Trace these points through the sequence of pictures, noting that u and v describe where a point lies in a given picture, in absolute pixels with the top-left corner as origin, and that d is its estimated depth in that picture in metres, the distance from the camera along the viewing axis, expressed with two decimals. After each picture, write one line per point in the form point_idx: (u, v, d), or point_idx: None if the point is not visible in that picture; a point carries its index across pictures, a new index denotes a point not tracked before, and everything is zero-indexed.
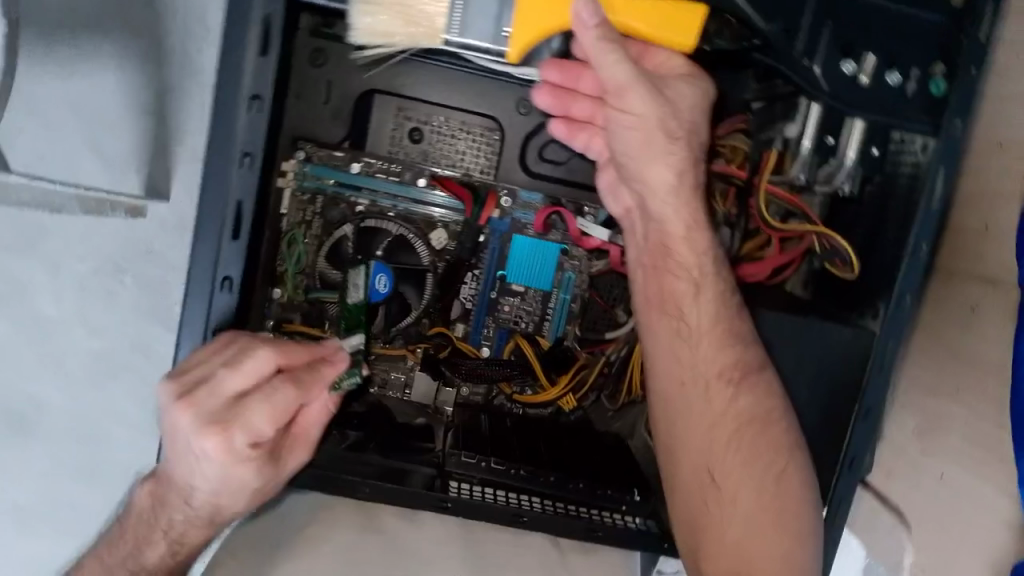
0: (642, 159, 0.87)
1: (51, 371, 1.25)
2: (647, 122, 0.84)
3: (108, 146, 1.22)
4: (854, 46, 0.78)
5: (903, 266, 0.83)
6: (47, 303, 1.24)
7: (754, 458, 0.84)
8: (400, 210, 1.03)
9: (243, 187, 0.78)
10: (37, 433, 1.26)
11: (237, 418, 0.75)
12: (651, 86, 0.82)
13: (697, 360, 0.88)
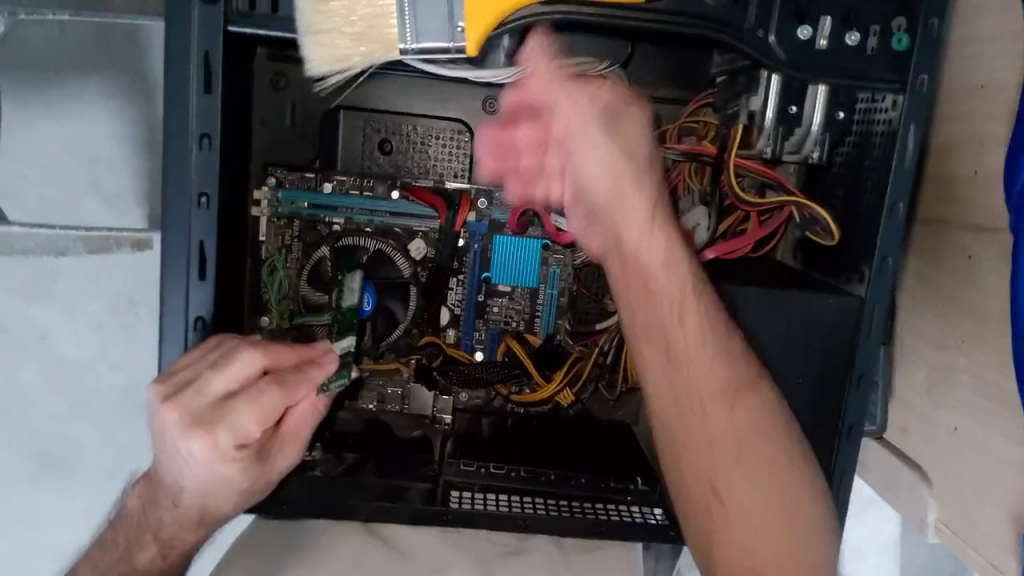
0: (608, 197, 0.82)
1: (73, 410, 1.22)
2: (604, 154, 0.81)
3: (107, 183, 1.15)
4: (807, 11, 0.77)
5: (882, 226, 0.81)
6: (69, 345, 1.20)
7: (750, 441, 0.77)
8: (377, 224, 1.01)
9: (205, 226, 0.78)
10: (74, 472, 1.24)
11: (226, 421, 0.74)
12: (607, 104, 0.81)
13: (676, 342, 0.81)
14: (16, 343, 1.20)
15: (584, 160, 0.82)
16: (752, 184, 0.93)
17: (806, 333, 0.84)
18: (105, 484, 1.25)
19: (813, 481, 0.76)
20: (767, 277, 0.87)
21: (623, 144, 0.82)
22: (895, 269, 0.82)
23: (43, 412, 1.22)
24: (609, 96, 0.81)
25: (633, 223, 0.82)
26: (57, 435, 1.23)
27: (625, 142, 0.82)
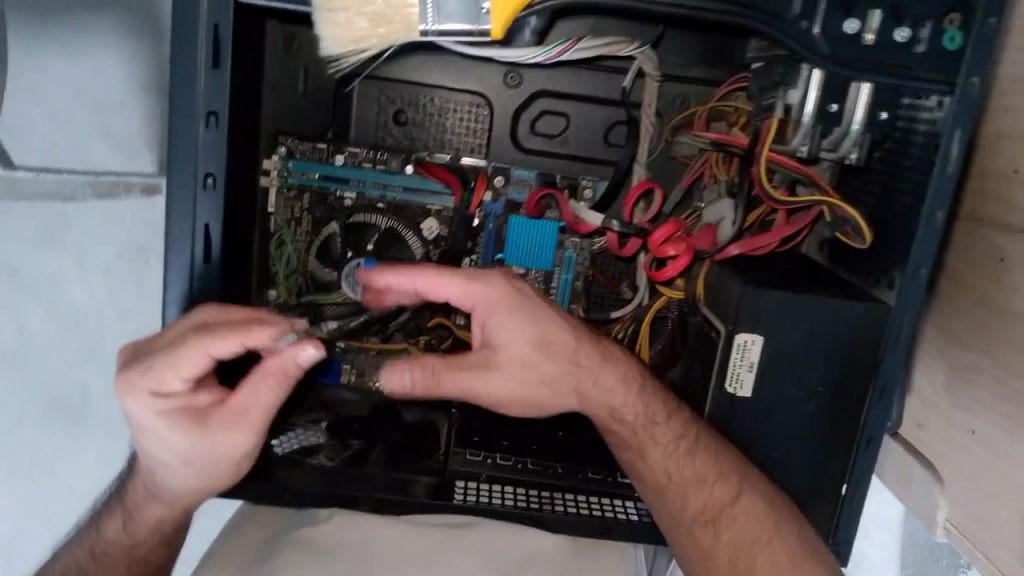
0: (520, 349, 0.76)
1: (79, 358, 1.21)
2: (515, 356, 0.76)
3: (118, 127, 1.12)
4: (856, 3, 0.72)
5: (917, 233, 0.77)
6: (77, 291, 1.18)
7: (747, 543, 0.83)
8: (389, 200, 0.98)
9: (210, 210, 0.74)
10: (79, 417, 1.23)
11: (152, 384, 0.71)
12: (509, 314, 0.76)
13: (648, 470, 0.85)
14: (25, 287, 1.18)
15: (494, 377, 0.75)
16: (781, 179, 0.88)
17: (829, 341, 0.80)
18: (115, 434, 1.24)
19: (826, 559, 0.81)
20: (794, 278, 0.83)
21: (519, 306, 0.76)
22: (928, 280, 0.78)
23: (55, 358, 1.21)
24: (519, 307, 0.76)
25: (548, 376, 0.78)
26: (66, 380, 1.21)
27: (528, 309, 0.77)
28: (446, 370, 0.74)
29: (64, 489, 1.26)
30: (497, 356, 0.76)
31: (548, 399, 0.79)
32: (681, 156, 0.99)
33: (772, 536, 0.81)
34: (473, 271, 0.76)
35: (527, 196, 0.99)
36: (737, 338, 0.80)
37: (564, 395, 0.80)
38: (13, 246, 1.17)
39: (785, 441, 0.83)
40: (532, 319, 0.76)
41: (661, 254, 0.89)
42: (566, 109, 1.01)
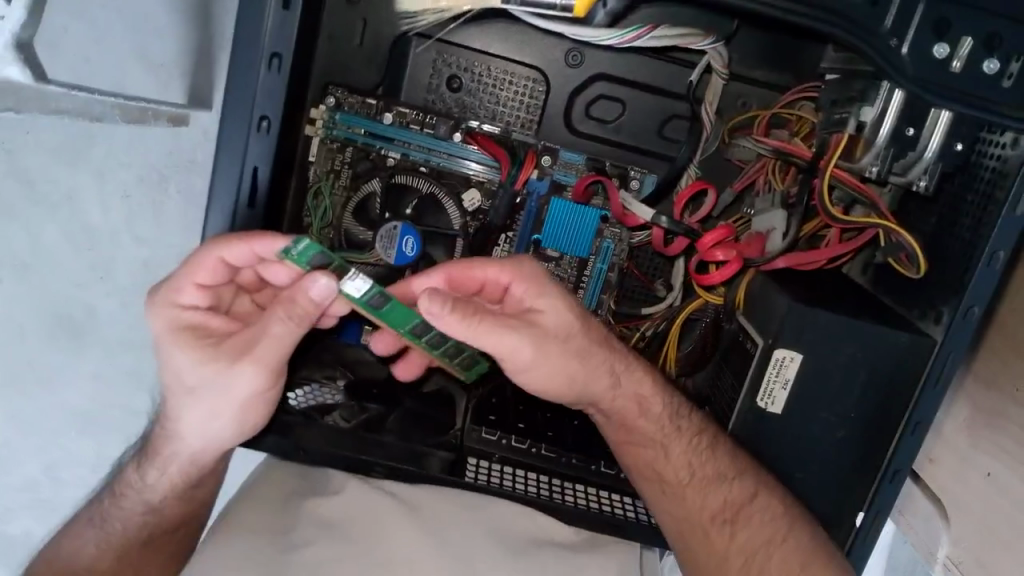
0: (555, 335, 0.76)
1: (90, 278, 1.17)
2: (554, 328, 0.76)
3: (157, 51, 1.10)
4: (951, 27, 0.69)
5: (976, 272, 0.74)
6: (93, 211, 1.15)
7: (757, 548, 0.81)
8: (432, 165, 0.95)
9: (261, 153, 0.73)
10: (87, 335, 1.19)
11: (168, 292, 0.74)
12: (550, 288, 0.76)
13: (669, 470, 0.85)
14: (41, 199, 1.13)
15: (543, 345, 0.74)
16: (839, 196, 0.86)
17: (866, 369, 0.79)
18: (114, 359, 1.21)
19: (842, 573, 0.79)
20: (840, 299, 0.82)
21: (555, 285, 0.77)
22: (979, 320, 0.76)
23: (61, 275, 1.16)
24: (554, 283, 0.76)
25: (586, 349, 0.78)
26: (71, 299, 1.18)
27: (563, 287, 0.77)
28: (501, 333, 0.71)
29: (55, 412, 1.22)
30: (544, 324, 0.75)
31: (581, 376, 0.79)
32: (737, 160, 0.96)
33: (786, 537, 0.80)
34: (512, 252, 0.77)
35: (574, 180, 0.96)
36: (776, 353, 0.79)
37: (590, 377, 0.80)
38: (34, 157, 1.11)
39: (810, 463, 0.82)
40: (567, 295, 0.77)
41: (710, 258, 0.87)
42: (625, 97, 0.98)
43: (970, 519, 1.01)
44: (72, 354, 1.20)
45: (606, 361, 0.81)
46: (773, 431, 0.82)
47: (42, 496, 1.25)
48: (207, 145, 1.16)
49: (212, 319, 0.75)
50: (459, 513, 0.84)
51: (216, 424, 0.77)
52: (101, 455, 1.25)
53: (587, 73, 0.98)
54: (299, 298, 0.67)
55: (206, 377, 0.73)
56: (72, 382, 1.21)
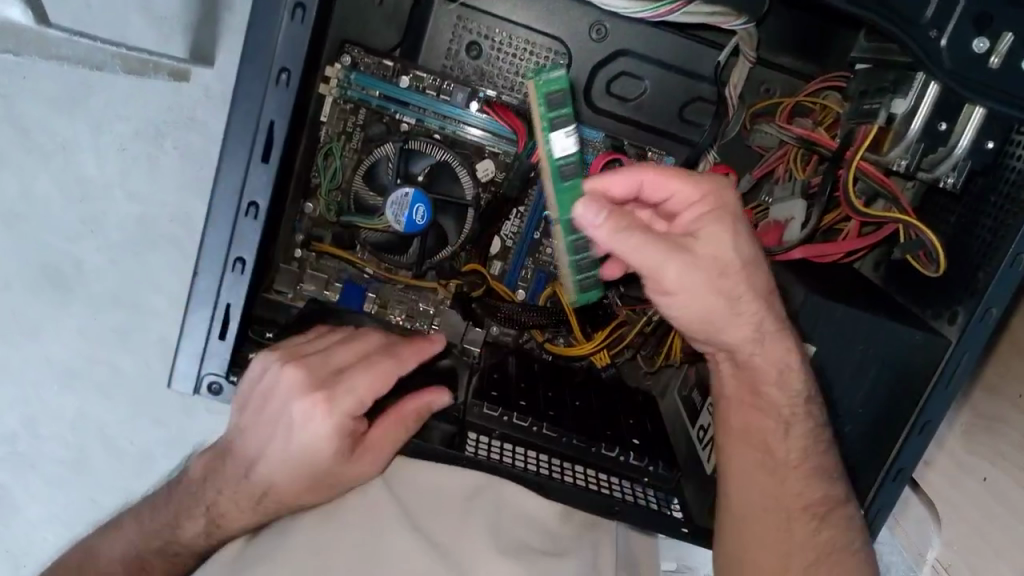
0: (701, 273, 0.69)
1: (83, 230, 1.15)
2: (715, 261, 0.70)
3: (162, 3, 1.09)
4: (992, 21, 0.67)
5: (998, 273, 0.73)
6: (89, 164, 1.13)
7: (803, 541, 0.78)
8: (447, 132, 0.93)
9: (279, 106, 0.70)
10: (76, 291, 1.16)
11: (333, 387, 0.78)
12: (727, 221, 0.73)
13: (782, 448, 0.80)
14: (35, 148, 1.12)
15: (687, 268, 0.68)
16: (863, 189, 0.85)
17: (877, 365, 0.78)
18: (100, 318, 1.17)
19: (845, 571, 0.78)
20: (854, 292, 0.81)
21: (729, 220, 0.73)
22: (997, 323, 0.74)
23: (55, 225, 1.14)
24: (741, 221, 0.74)
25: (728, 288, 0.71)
26: (61, 253, 1.15)
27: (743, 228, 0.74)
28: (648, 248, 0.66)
29: (38, 368, 1.18)
30: (705, 253, 0.70)
31: (721, 322, 0.73)
32: (757, 145, 0.95)
33: (826, 529, 0.78)
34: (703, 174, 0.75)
35: (589, 158, 0.94)
36: (787, 345, 0.79)
37: (729, 323, 0.74)
38: (32, 105, 1.11)
39: (824, 454, 0.79)
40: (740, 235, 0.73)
41: None
42: (646, 75, 0.97)
43: (964, 523, 1.01)
44: (59, 309, 1.16)
45: (756, 313, 0.74)
46: (781, 423, 0.80)
47: (17, 450, 1.21)
48: (208, 103, 1.13)
49: (357, 419, 0.79)
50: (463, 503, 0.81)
51: (290, 495, 0.79)
52: (82, 411, 1.20)
53: (609, 49, 0.96)
54: (429, 410, 0.83)
55: (323, 462, 0.77)
56: (56, 339, 1.17)
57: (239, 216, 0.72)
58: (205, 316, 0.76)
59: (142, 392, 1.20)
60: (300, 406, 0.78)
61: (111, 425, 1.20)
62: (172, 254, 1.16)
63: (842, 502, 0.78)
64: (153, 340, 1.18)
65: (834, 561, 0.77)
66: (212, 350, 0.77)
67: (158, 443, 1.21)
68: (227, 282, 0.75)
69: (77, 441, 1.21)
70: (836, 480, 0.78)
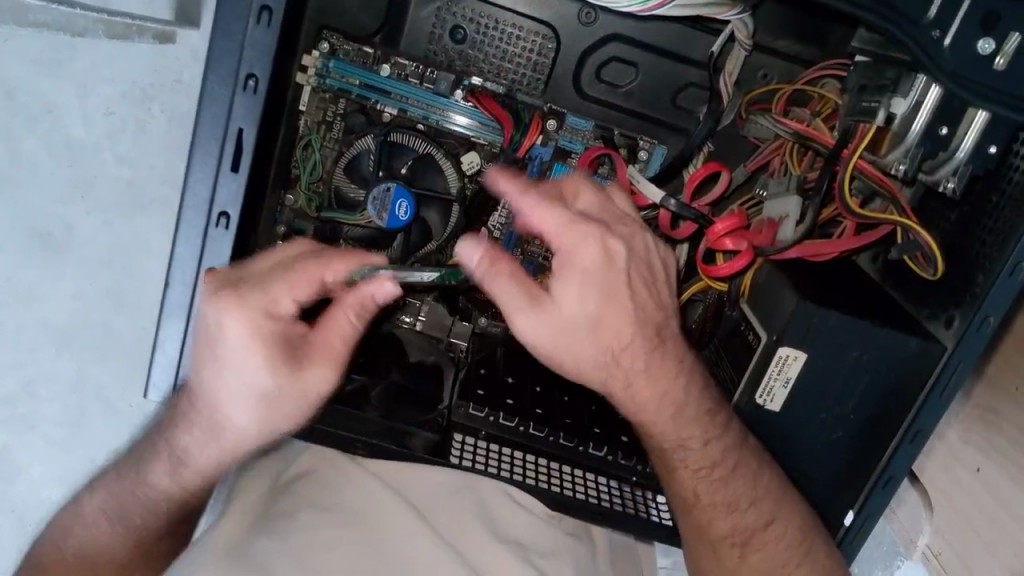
0: (553, 326, 0.67)
1: (70, 191, 1.12)
2: (573, 318, 0.67)
3: None
4: (999, 20, 0.64)
5: (996, 282, 0.70)
6: (75, 125, 1.10)
7: (735, 567, 0.81)
8: (430, 123, 0.90)
9: (247, 112, 0.67)
10: (70, 255, 1.14)
11: (268, 307, 0.62)
12: (582, 274, 0.67)
13: (688, 479, 0.80)
14: (20, 109, 1.09)
15: (542, 317, 0.66)
16: (860, 188, 0.82)
17: (869, 373, 0.76)
18: (93, 277, 1.15)
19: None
20: (847, 296, 0.79)
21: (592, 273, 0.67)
22: (994, 331, 0.72)
23: (45, 190, 1.12)
24: (597, 277, 0.68)
25: (582, 347, 0.68)
26: (51, 217, 1.13)
27: (606, 277, 0.68)
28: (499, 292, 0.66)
29: (30, 330, 1.16)
30: (565, 312, 0.67)
31: (568, 364, 0.69)
32: (753, 137, 0.91)
33: (754, 552, 0.81)
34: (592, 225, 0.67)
35: (580, 147, 0.91)
36: (778, 351, 0.76)
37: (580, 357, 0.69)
38: (17, 66, 1.08)
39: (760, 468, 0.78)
40: (599, 293, 0.68)
41: (718, 247, 0.83)
42: (638, 60, 0.93)
43: (954, 512, 1.00)
44: (50, 269, 1.14)
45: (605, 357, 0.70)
46: (680, 444, 0.78)
47: (17, 412, 1.18)
48: (194, 64, 1.10)
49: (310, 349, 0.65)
50: (450, 498, 0.83)
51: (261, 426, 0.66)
52: (81, 375, 1.17)
53: (600, 34, 0.92)
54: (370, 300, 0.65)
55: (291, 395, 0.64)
56: (49, 300, 1.15)
57: (210, 226, 0.70)
58: (179, 327, 0.73)
59: (134, 351, 1.17)
60: (235, 333, 0.62)
61: (110, 387, 1.18)
62: (162, 219, 1.14)
63: (766, 526, 0.80)
64: (144, 311, 1.16)
65: (789, 573, 0.80)
66: (188, 359, 0.74)
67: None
68: (201, 292, 0.72)
69: (75, 401, 1.18)
70: (747, 510, 0.80)
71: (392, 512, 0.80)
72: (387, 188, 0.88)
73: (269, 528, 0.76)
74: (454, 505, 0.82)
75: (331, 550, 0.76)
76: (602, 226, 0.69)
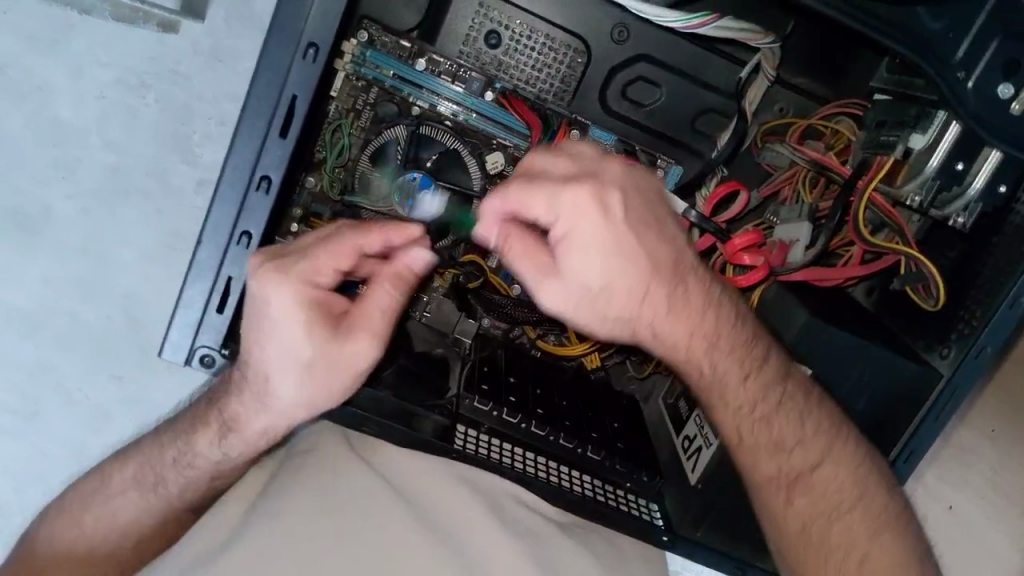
0: (573, 286, 0.63)
1: (51, 172, 1.07)
2: (584, 284, 0.63)
3: None
4: (1018, 68, 0.68)
5: (994, 316, 0.74)
6: (65, 107, 1.06)
7: (786, 513, 0.76)
8: (459, 121, 0.91)
9: (303, 81, 0.69)
10: (42, 237, 1.09)
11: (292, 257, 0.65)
12: (591, 242, 0.62)
13: None
14: (10, 86, 1.04)
15: (567, 284, 0.63)
16: (871, 218, 0.87)
17: (868, 394, 0.79)
18: (70, 260, 1.09)
19: None
20: (850, 318, 0.82)
21: (600, 239, 0.62)
22: (990, 360, 0.76)
23: (25, 167, 1.07)
24: (603, 239, 0.62)
25: (612, 311, 0.66)
26: (27, 196, 1.07)
27: (614, 243, 0.63)
28: (527, 269, 0.63)
29: None
30: (579, 279, 0.63)
31: (597, 326, 0.67)
32: (767, 163, 0.95)
33: (802, 495, 0.76)
34: (579, 209, 0.60)
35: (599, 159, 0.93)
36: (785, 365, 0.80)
37: (614, 313, 0.66)
38: (11, 40, 1.04)
39: None
40: (614, 252, 0.63)
41: (738, 261, 0.85)
42: (662, 80, 0.97)
43: None
44: (18, 251, 1.08)
45: (638, 322, 0.68)
46: None
47: None
48: (194, 58, 1.07)
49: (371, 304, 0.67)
50: (458, 481, 0.78)
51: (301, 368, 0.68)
52: (40, 361, 1.11)
53: (628, 52, 0.96)
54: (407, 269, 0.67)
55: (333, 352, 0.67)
56: (15, 283, 1.09)
57: (248, 190, 0.71)
58: (204, 288, 0.73)
59: (101, 343, 1.11)
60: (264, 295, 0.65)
61: (70, 378, 1.12)
62: (145, 209, 1.09)
63: (817, 465, 0.75)
64: (116, 300, 1.11)
65: (836, 517, 0.75)
66: (208, 322, 0.74)
67: (116, 401, 1.13)
68: (230, 257, 0.73)
69: (35, 393, 1.12)
70: (803, 447, 0.76)
71: (388, 512, 0.73)
72: (417, 177, 0.90)
73: (269, 499, 0.74)
74: (456, 498, 0.77)
75: (321, 542, 0.70)
76: (597, 180, 0.61)
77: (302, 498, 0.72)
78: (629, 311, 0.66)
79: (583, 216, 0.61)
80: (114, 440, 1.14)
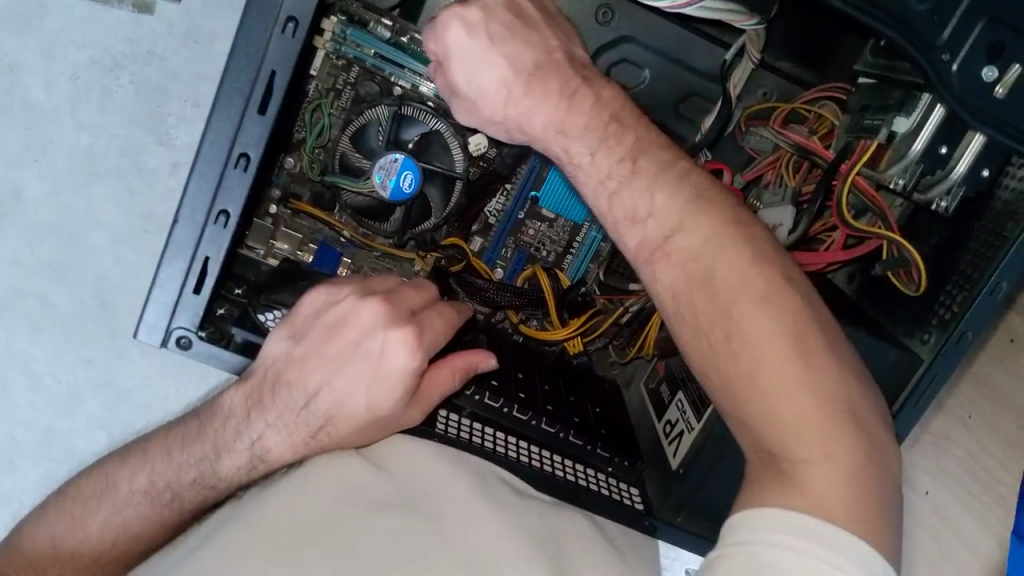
0: (469, 98, 0.77)
1: (21, 153, 1.04)
2: (480, 91, 0.76)
3: None
4: (1004, 50, 0.68)
5: (976, 301, 0.74)
6: (36, 87, 1.03)
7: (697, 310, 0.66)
8: (441, 102, 0.90)
9: (283, 56, 0.67)
10: (11, 219, 1.05)
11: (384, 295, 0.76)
12: (472, 58, 0.75)
13: None
14: None
15: (467, 100, 0.77)
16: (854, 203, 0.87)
17: None
18: (40, 243, 1.06)
19: None
20: None
21: (476, 55, 0.75)
22: (970, 346, 0.76)
23: None
24: (469, 52, 0.75)
25: (509, 119, 0.77)
26: None
27: (484, 52, 0.75)
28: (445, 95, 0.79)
29: None
30: (467, 91, 0.76)
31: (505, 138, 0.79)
32: (751, 148, 0.96)
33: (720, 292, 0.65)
34: (450, 29, 0.74)
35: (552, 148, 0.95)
36: None
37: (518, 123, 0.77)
38: None
39: None
40: (489, 64, 0.75)
41: None
42: (645, 63, 0.95)
43: None
44: None
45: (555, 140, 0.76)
46: None
47: None
48: (169, 39, 1.05)
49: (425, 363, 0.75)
50: (443, 470, 0.73)
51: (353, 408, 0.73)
52: (6, 345, 1.06)
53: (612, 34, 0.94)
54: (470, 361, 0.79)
55: (389, 399, 0.72)
56: None
57: (226, 168, 0.70)
58: (180, 268, 0.72)
59: (73, 327, 1.07)
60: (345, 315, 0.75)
61: (37, 361, 1.07)
62: (118, 190, 1.06)
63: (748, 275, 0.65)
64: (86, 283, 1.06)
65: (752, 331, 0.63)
66: (184, 303, 0.73)
67: (86, 384, 1.07)
68: (208, 235, 0.72)
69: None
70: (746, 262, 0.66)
71: (374, 500, 0.67)
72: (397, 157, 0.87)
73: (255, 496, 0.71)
74: (444, 484, 0.71)
75: (298, 530, 0.64)
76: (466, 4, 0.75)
77: (283, 499, 0.67)
78: (499, 114, 0.76)
79: (451, 32, 0.74)
80: (82, 426, 1.08)
